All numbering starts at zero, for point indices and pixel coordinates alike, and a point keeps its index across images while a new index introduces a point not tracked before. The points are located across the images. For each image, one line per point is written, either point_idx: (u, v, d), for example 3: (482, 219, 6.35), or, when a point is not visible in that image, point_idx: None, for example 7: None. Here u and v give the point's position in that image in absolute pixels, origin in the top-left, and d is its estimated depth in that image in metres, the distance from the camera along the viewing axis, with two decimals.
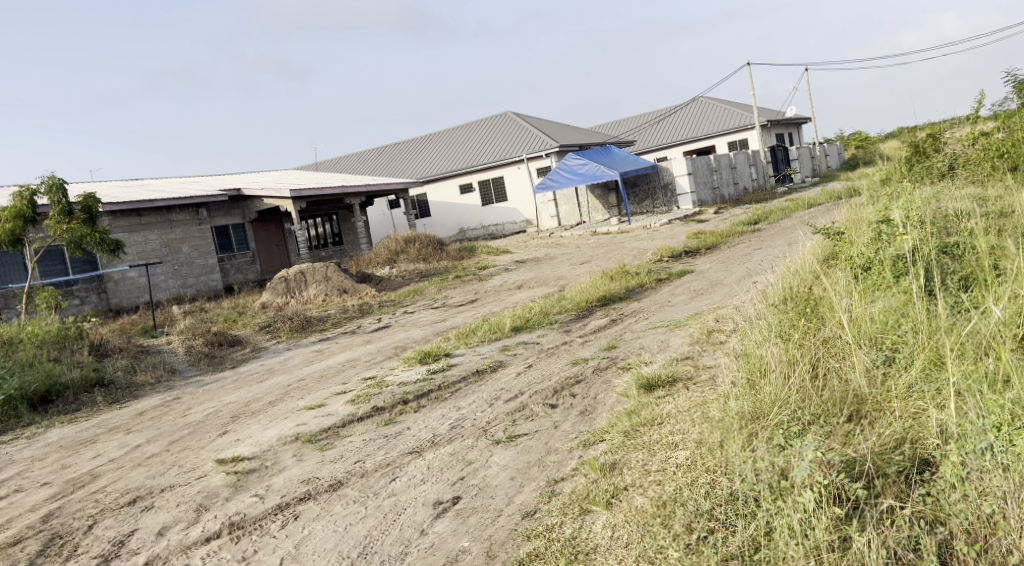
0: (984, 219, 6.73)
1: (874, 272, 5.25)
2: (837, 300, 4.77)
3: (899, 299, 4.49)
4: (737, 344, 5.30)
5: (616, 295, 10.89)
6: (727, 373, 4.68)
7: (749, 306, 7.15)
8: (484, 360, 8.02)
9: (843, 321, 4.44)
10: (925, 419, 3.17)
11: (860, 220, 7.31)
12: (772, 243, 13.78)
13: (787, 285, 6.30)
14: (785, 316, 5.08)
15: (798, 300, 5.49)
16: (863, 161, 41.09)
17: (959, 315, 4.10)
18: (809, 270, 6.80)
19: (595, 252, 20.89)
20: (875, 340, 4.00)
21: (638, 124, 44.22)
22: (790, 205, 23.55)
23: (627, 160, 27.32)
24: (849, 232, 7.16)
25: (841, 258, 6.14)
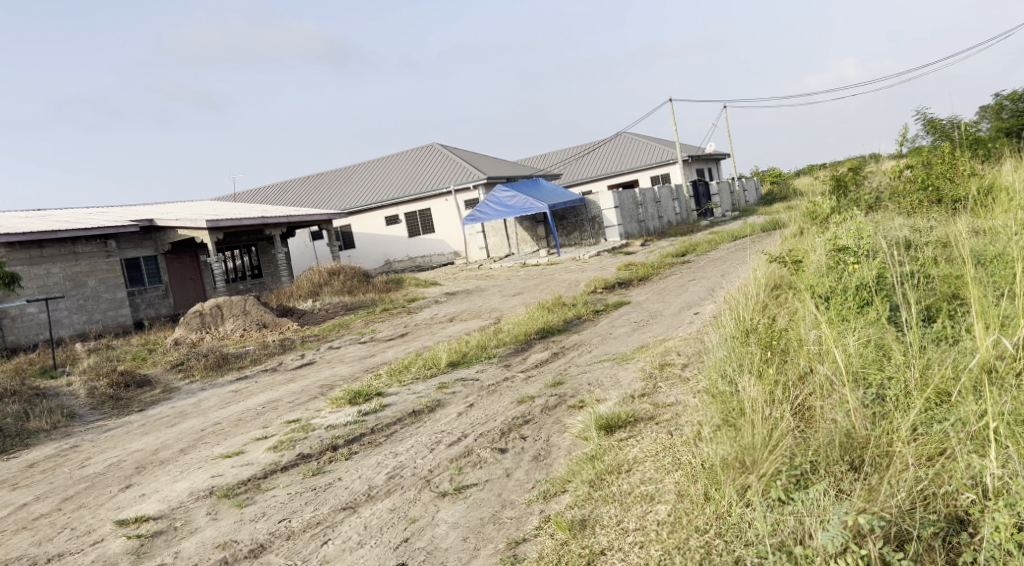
0: (927, 249, 6.73)
1: (835, 303, 5.07)
2: (806, 334, 4.55)
3: (871, 331, 4.29)
4: (699, 382, 4.99)
5: (555, 327, 10.53)
6: (693, 413, 4.35)
7: (699, 339, 6.89)
8: (420, 399, 7.46)
9: (820, 357, 4.20)
10: (947, 468, 2.89)
11: (808, 251, 7.23)
12: (705, 275, 13.79)
13: (741, 316, 6.08)
14: (751, 351, 4.83)
15: (761, 334, 5.24)
16: (779, 197, 42.65)
17: (939, 348, 3.92)
18: (761, 303, 6.63)
19: (526, 284, 20.62)
20: (861, 375, 3.75)
21: (564, 157, 44.68)
22: (715, 237, 23.98)
23: (555, 192, 27.34)
24: (799, 265, 7.07)
25: (798, 290, 5.98)
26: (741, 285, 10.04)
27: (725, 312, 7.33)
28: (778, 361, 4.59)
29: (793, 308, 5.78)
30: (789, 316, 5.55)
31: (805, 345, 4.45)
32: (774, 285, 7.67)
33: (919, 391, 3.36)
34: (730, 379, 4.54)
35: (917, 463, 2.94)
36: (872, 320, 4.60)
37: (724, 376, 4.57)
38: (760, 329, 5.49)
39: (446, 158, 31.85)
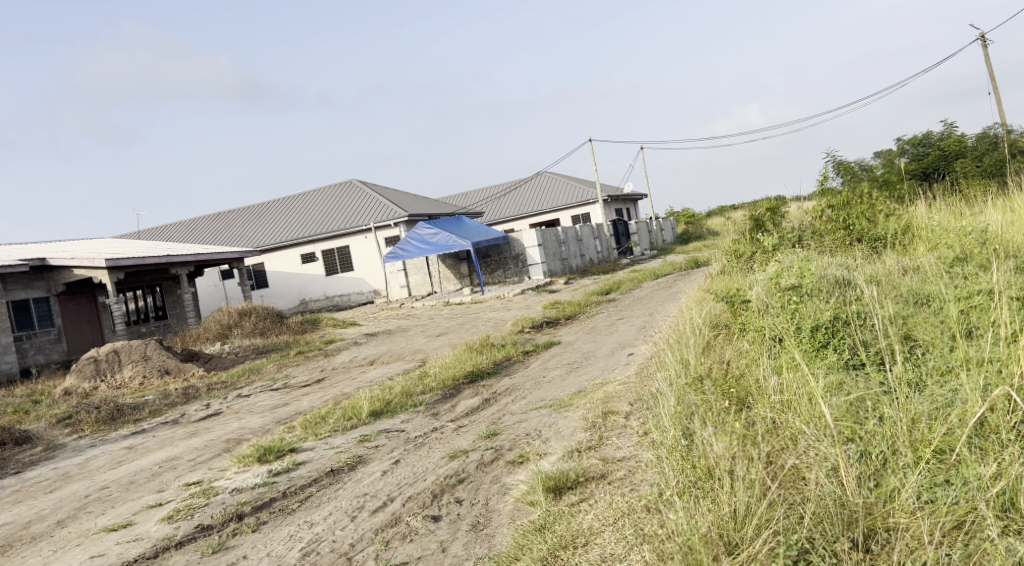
0: (866, 286, 6.63)
1: (790, 344, 4.80)
2: (766, 380, 4.24)
3: (836, 377, 4.03)
4: (652, 433, 4.58)
5: (484, 370, 9.98)
6: (652, 472, 3.92)
7: (641, 384, 6.49)
8: (339, 455, 6.75)
9: (788, 406, 3.88)
10: (969, 547, 2.61)
11: (750, 291, 7.02)
12: (633, 313, 13.61)
13: (689, 361, 5.75)
14: (708, 400, 4.48)
15: (715, 379, 4.89)
16: (694, 237, 43.80)
17: (910, 391, 3.69)
18: (706, 346, 6.33)
19: (451, 324, 20.02)
20: (839, 426, 3.44)
21: (485, 196, 44.54)
22: (637, 275, 24.12)
23: (478, 230, 27.00)
24: (742, 305, 6.85)
25: (746, 331, 5.71)
26: (674, 324, 9.81)
27: (667, 355, 6.99)
28: (739, 411, 4.25)
29: (743, 351, 5.50)
30: (742, 360, 5.24)
31: (767, 392, 4.12)
32: (714, 326, 7.41)
33: (912, 447, 3.09)
34: (691, 431, 4.15)
35: (936, 543, 2.64)
36: (832, 364, 4.36)
37: (682, 428, 4.18)
38: (712, 375, 5.15)
39: (365, 195, 31.07)
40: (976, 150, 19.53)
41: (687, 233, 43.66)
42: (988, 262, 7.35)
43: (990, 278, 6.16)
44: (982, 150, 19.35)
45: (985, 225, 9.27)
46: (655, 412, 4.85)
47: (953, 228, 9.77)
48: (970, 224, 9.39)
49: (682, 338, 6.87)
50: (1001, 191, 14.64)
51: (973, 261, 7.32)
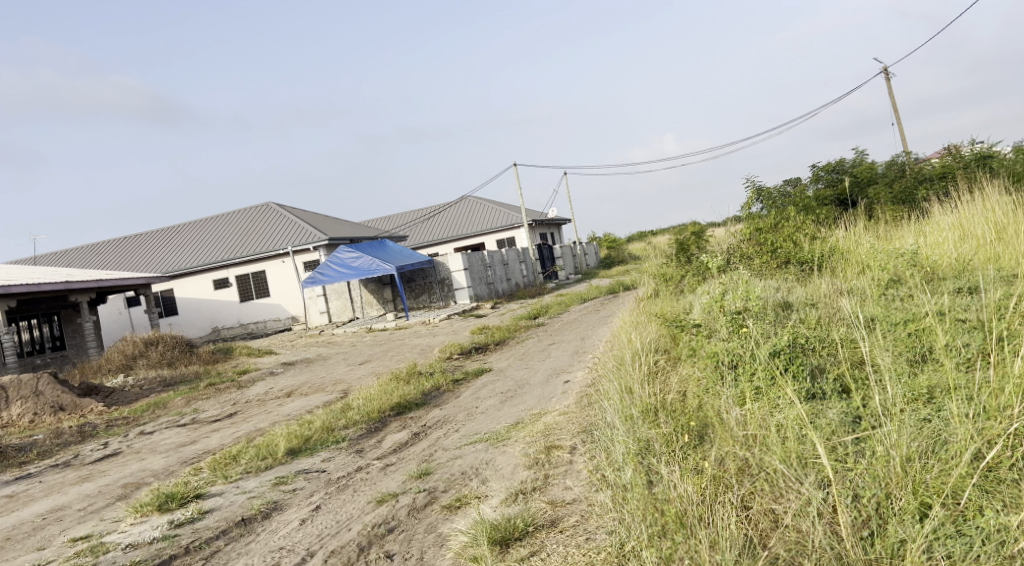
0: (809, 309, 6.49)
1: (744, 370, 4.53)
2: (729, 412, 3.96)
3: (804, 406, 3.78)
4: (603, 472, 4.20)
5: (412, 401, 9.40)
6: (611, 521, 3.52)
7: (583, 416, 6.08)
8: (251, 501, 6.06)
9: (758, 441, 3.58)
10: None
11: (699, 320, 6.75)
12: (565, 338, 13.32)
13: (637, 393, 5.40)
14: (666, 434, 4.13)
15: (670, 413, 4.55)
16: (618, 261, 44.27)
17: (883, 418, 3.57)
18: (653, 378, 5.97)
19: (374, 351, 19.26)
20: (823, 464, 3.22)
21: (408, 220, 43.83)
22: (564, 298, 23.98)
23: (402, 254, 26.34)
24: (690, 332, 6.55)
25: (693, 359, 5.43)
26: (610, 349, 9.52)
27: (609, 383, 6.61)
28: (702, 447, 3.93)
29: (694, 379, 5.19)
30: (694, 389, 4.93)
31: (728, 426, 3.82)
32: (656, 354, 7.08)
33: (911, 495, 2.99)
34: (652, 473, 3.79)
35: None
36: (795, 391, 4.06)
37: (640, 466, 3.82)
38: (667, 408, 4.80)
39: (283, 218, 29.94)
40: (884, 177, 20.38)
41: (610, 258, 44.10)
42: (922, 284, 7.34)
43: (932, 300, 6.08)
44: (890, 178, 20.21)
45: (908, 248, 9.44)
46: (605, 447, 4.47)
47: (879, 253, 9.90)
48: (896, 247, 9.53)
49: (625, 367, 6.51)
50: (913, 216, 15.18)
51: (907, 283, 7.31)
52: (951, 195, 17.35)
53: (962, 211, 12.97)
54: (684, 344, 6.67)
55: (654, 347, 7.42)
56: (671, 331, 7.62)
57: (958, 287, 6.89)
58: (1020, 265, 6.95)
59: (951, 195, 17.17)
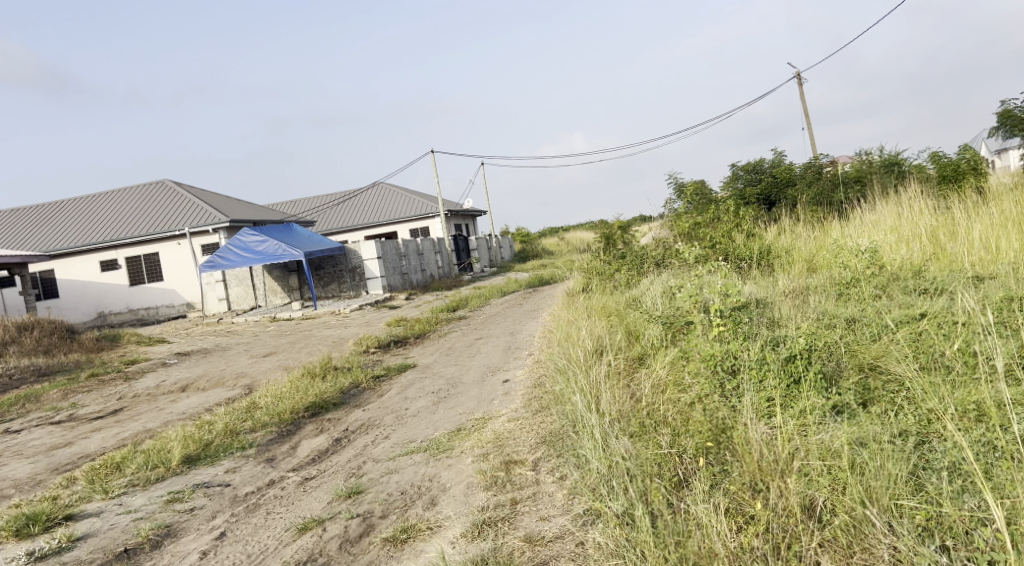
0: (783, 306, 5.97)
1: (747, 370, 4.10)
2: (752, 426, 3.58)
3: (847, 429, 3.51)
4: (594, 486, 3.70)
5: (328, 400, 8.37)
6: (636, 558, 3.05)
7: (540, 426, 5.32)
8: (138, 525, 4.97)
9: (803, 474, 3.33)
10: None
11: (665, 320, 6.12)
12: (492, 332, 12.58)
13: (610, 397, 4.86)
14: (676, 452, 3.69)
15: (670, 425, 4.01)
16: (533, 256, 43.81)
17: (947, 433, 3.40)
18: (618, 383, 5.28)
19: (281, 342, 17.89)
20: (910, 512, 3.05)
21: (315, 205, 41.87)
22: (483, 291, 23.19)
23: (312, 240, 24.85)
24: (659, 333, 5.96)
25: (671, 354, 4.90)
26: (549, 347, 8.81)
27: (563, 386, 5.88)
28: (723, 467, 3.53)
29: (674, 379, 4.66)
30: (680, 396, 4.36)
31: (754, 447, 3.45)
32: (611, 353, 6.40)
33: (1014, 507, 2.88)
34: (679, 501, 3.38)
35: None
36: (820, 406, 3.71)
37: (663, 491, 3.40)
38: (656, 418, 4.15)
39: (181, 197, 27.77)
40: (802, 180, 20.66)
41: (525, 253, 43.59)
42: (885, 284, 6.98)
43: (910, 304, 5.67)
44: (808, 180, 20.47)
45: (853, 248, 9.17)
46: (588, 456, 3.88)
47: (822, 256, 9.60)
48: (843, 247, 9.24)
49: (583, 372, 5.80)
50: (836, 218, 15.24)
51: (870, 284, 6.91)
52: (869, 198, 17.62)
53: (890, 214, 12.99)
54: (645, 344, 6.03)
55: (607, 346, 6.74)
56: (625, 328, 6.97)
57: (923, 289, 6.58)
58: (984, 271, 6.66)
59: (868, 199, 17.45)
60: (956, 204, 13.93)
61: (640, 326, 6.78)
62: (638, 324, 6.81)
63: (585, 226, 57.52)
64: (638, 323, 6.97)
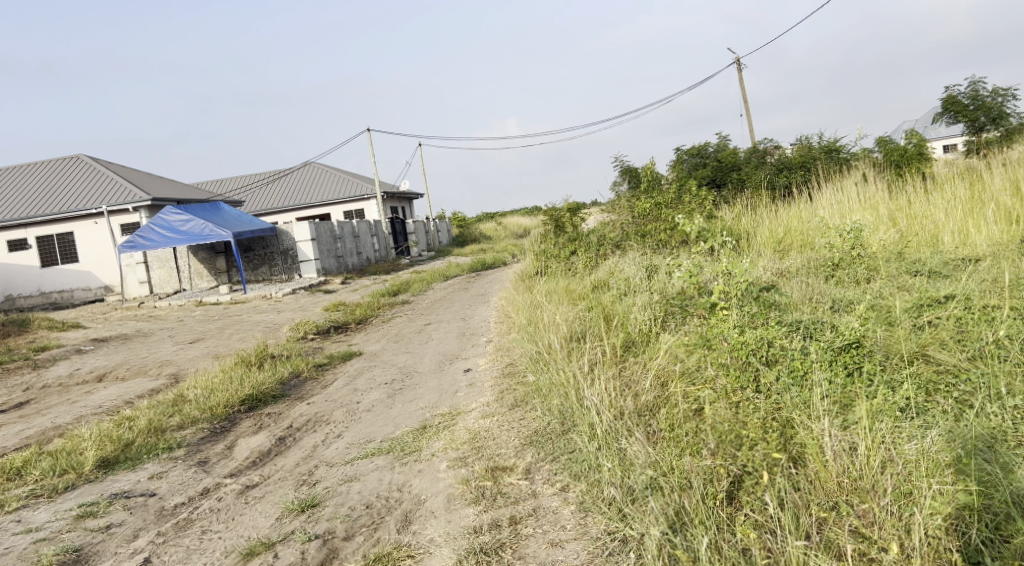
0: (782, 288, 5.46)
1: (789, 363, 3.79)
2: (824, 439, 3.19)
3: (938, 435, 3.20)
4: (612, 500, 3.29)
5: (267, 392, 7.52)
6: None
7: (523, 424, 4.67)
8: (42, 549, 4.10)
9: (904, 493, 2.92)
10: None
11: (653, 307, 5.58)
12: (442, 318, 11.86)
13: (603, 389, 4.32)
14: (738, 465, 3.23)
15: (710, 417, 3.58)
16: (471, 241, 43.02)
17: None
18: (606, 374, 4.68)
19: (209, 327, 16.69)
20: None
21: (244, 184, 39.95)
22: (424, 275, 22.35)
23: (241, 220, 23.44)
24: (647, 318, 5.44)
25: (674, 340, 4.46)
26: (510, 333, 8.20)
27: (544, 377, 5.28)
28: (795, 482, 3.20)
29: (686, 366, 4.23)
30: (699, 384, 3.96)
31: (831, 457, 3.15)
32: (590, 341, 5.82)
33: None
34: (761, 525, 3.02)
35: None
36: (892, 406, 3.42)
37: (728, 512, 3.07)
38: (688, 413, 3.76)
39: (97, 172, 25.83)
40: (746, 165, 20.60)
41: (464, 237, 42.76)
42: (874, 267, 6.58)
43: (912, 288, 5.29)
44: (753, 166, 20.45)
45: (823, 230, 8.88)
46: (606, 464, 3.43)
47: (789, 238, 9.29)
48: (814, 231, 8.91)
49: (564, 364, 5.20)
50: (788, 202, 15.12)
51: (851, 268, 6.55)
52: (816, 183, 17.63)
53: (845, 196, 12.88)
54: (627, 329, 5.47)
55: (583, 333, 6.17)
56: (601, 312, 6.40)
57: (916, 272, 6.22)
58: (974, 256, 6.37)
59: (816, 183, 17.47)
60: (908, 189, 13.94)
61: (619, 311, 6.22)
62: (616, 309, 6.25)
63: (521, 210, 57.16)
64: (614, 308, 6.41)
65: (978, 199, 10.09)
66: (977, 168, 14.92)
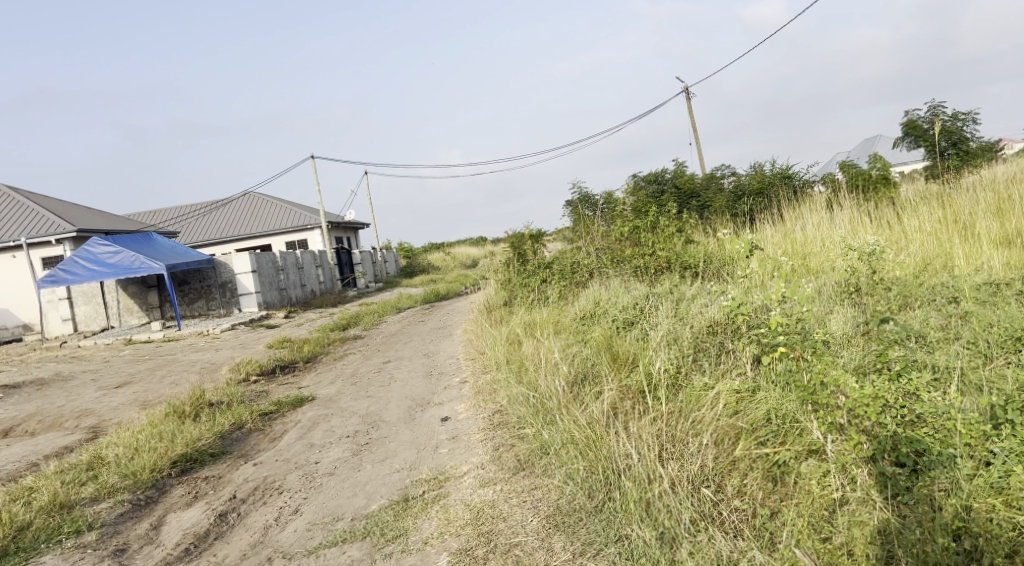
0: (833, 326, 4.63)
1: (936, 423, 3.36)
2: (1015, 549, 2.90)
3: None
4: None
5: (204, 451, 6.34)
6: None
7: (540, 502, 3.71)
8: None
9: None
10: None
11: (678, 344, 4.67)
12: (402, 355, 10.80)
13: (645, 444, 3.66)
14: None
15: (872, 499, 3.21)
16: (420, 272, 41.79)
17: None
18: (651, 418, 3.89)
19: (138, 369, 15.13)
20: None
21: (177, 216, 37.92)
22: (375, 307, 21.15)
23: (176, 252, 21.86)
24: (680, 352, 4.56)
25: (727, 383, 3.92)
26: (489, 373, 7.21)
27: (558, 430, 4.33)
28: None
29: (750, 422, 3.75)
30: (831, 447, 3.43)
31: None
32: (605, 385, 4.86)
33: None
34: None
35: None
36: None
37: None
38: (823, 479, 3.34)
39: (15, 203, 23.85)
40: (706, 192, 20.17)
41: (413, 268, 41.55)
42: (907, 291, 5.87)
43: (988, 321, 4.56)
44: (713, 192, 20.03)
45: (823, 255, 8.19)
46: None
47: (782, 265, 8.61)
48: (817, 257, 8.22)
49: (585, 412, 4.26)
50: (757, 227, 14.57)
51: (879, 296, 5.81)
52: (781, 208, 17.23)
53: (822, 221, 12.38)
54: (648, 371, 4.55)
55: (587, 377, 5.26)
56: (606, 349, 5.48)
57: (959, 297, 5.53)
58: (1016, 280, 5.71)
59: (780, 208, 17.06)
60: (882, 213, 13.58)
61: (633, 349, 5.29)
62: (626, 346, 5.33)
63: (467, 241, 56.24)
64: (621, 343, 5.49)
65: (968, 220, 9.63)
66: (942, 192, 14.73)
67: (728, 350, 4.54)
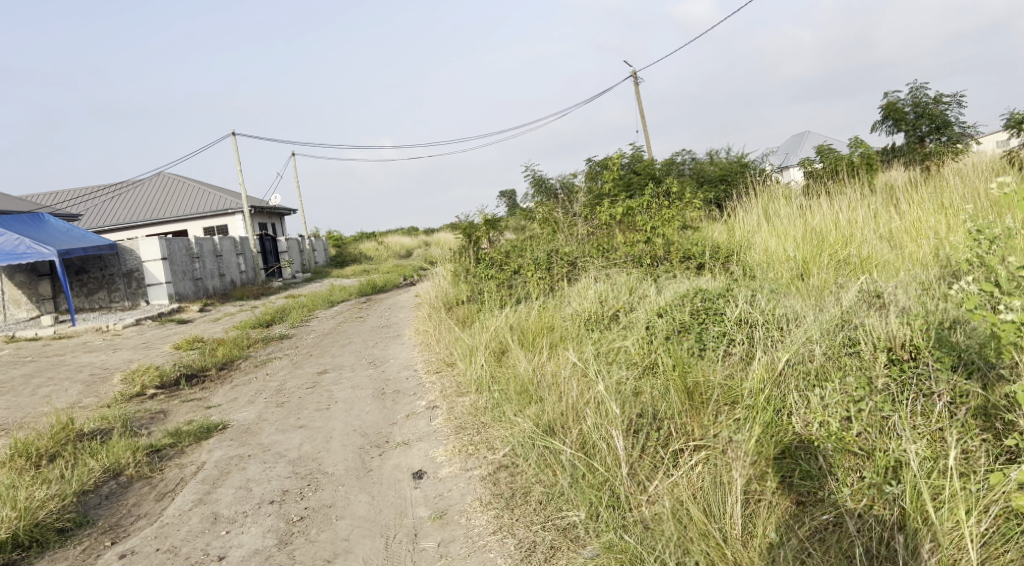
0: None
1: None
2: None
3: None
4: None
5: (47, 526, 4.18)
6: None
7: None
8: None
9: None
10: None
11: (852, 385, 3.44)
12: (345, 361, 8.82)
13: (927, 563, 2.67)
14: None
15: None
16: (351, 261, 39.30)
17: None
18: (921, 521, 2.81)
19: (14, 374, 12.48)
20: None
21: (79, 197, 34.21)
22: (305, 299, 18.83)
23: (71, 236, 18.95)
24: (848, 389, 3.42)
25: (1015, 479, 2.77)
26: (474, 400, 5.36)
27: (663, 511, 2.88)
28: None
29: None
30: None
31: None
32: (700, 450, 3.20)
33: None
34: None
35: None
36: None
37: None
38: None
39: None
40: (667, 176, 18.70)
41: (343, 257, 39.12)
42: None
43: None
44: (675, 177, 18.60)
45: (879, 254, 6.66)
46: None
47: (824, 260, 7.04)
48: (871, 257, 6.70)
49: (714, 502, 2.83)
50: (737, 213, 13.04)
51: None
52: (756, 191, 15.89)
53: (820, 208, 10.98)
54: (793, 429, 3.42)
55: (641, 431, 3.50)
56: (680, 373, 3.63)
57: None
58: None
59: (752, 191, 15.64)
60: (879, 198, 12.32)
61: (718, 380, 3.56)
62: (704, 378, 3.59)
63: (400, 230, 53.63)
64: (698, 369, 3.69)
65: None
66: (929, 178, 13.62)
67: (930, 393, 3.39)
